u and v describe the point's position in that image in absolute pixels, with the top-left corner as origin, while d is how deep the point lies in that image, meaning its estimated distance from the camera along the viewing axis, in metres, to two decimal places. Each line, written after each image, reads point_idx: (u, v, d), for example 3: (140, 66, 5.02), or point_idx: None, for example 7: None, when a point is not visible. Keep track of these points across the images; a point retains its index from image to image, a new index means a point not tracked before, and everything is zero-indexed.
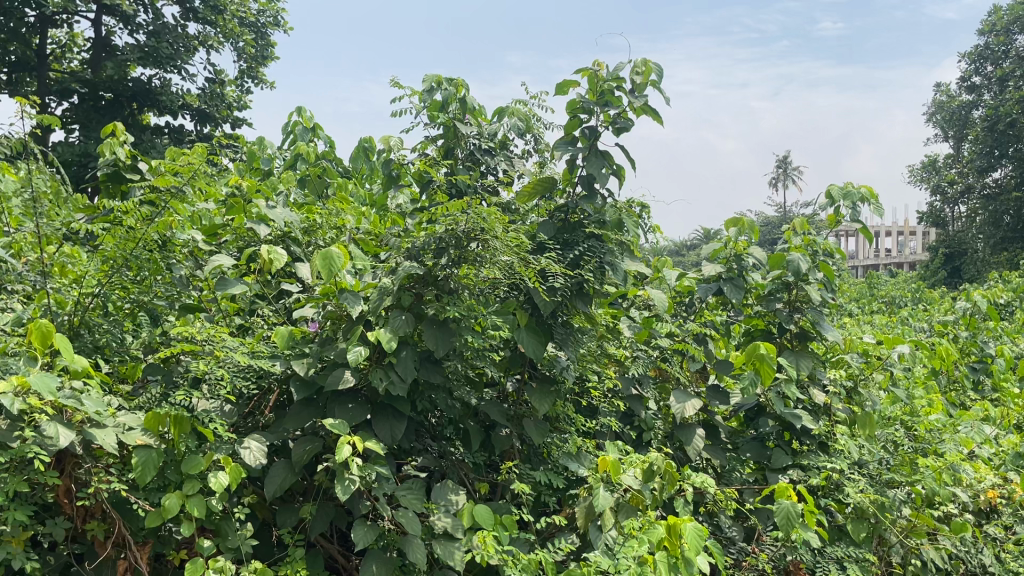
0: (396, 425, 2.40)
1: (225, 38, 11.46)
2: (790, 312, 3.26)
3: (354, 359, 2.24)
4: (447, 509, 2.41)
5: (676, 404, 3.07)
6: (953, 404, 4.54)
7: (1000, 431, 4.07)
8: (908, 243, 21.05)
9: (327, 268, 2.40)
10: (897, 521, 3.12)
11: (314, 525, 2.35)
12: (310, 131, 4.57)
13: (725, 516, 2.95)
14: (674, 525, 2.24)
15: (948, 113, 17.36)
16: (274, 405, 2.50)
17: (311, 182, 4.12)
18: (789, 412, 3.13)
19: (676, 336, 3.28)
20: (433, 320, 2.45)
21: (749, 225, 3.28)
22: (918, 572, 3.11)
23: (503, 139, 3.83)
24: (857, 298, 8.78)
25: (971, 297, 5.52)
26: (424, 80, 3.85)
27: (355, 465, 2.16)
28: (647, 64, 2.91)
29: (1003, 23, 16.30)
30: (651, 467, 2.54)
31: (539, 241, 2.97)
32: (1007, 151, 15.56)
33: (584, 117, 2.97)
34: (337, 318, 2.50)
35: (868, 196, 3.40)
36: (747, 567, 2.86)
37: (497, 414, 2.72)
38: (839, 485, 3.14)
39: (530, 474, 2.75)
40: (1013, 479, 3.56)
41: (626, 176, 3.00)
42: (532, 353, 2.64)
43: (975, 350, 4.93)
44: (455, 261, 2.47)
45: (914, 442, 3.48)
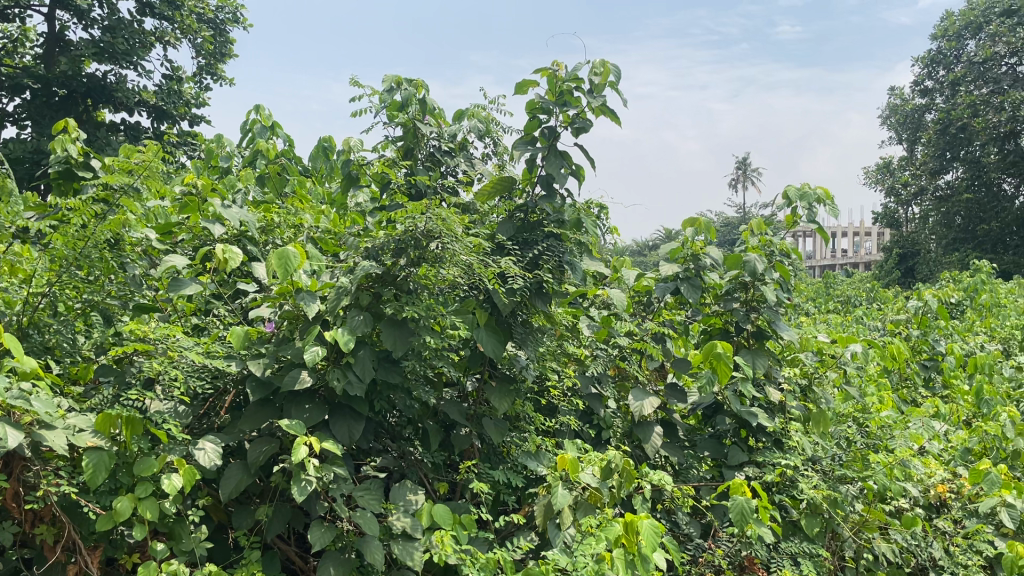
0: (354, 425, 2.39)
1: (182, 34, 11.28)
2: (746, 311, 3.30)
3: (311, 359, 2.22)
4: (406, 509, 2.41)
5: (635, 402, 3.09)
6: (905, 402, 4.63)
7: (950, 427, 4.16)
8: (864, 244, 21.46)
9: (282, 268, 2.37)
10: (849, 517, 3.19)
11: (270, 527, 2.32)
12: (269, 129, 4.52)
13: (682, 513, 2.98)
14: (630, 522, 2.25)
15: (902, 117, 17.69)
16: (229, 406, 2.47)
17: (270, 180, 4.08)
18: (745, 409, 3.15)
19: (634, 336, 3.31)
20: (391, 320, 2.44)
21: (706, 225, 3.31)
22: (871, 566, 3.17)
23: (463, 141, 3.85)
24: (812, 298, 8.94)
25: (922, 297, 5.64)
26: (384, 80, 3.83)
27: (312, 465, 2.14)
28: (605, 65, 2.93)
29: (955, 28, 16.60)
30: (609, 464, 2.55)
31: (498, 242, 2.98)
32: (959, 154, 15.87)
33: (543, 117, 2.98)
34: (294, 318, 2.46)
35: (824, 196, 3.45)
36: (704, 563, 2.89)
37: (456, 414, 2.73)
38: (793, 481, 3.17)
39: (489, 474, 2.75)
40: (962, 474, 3.64)
41: (585, 176, 3.02)
42: (491, 352, 2.64)
43: (926, 348, 5.09)
44: (414, 261, 2.47)
45: (865, 439, 3.55)
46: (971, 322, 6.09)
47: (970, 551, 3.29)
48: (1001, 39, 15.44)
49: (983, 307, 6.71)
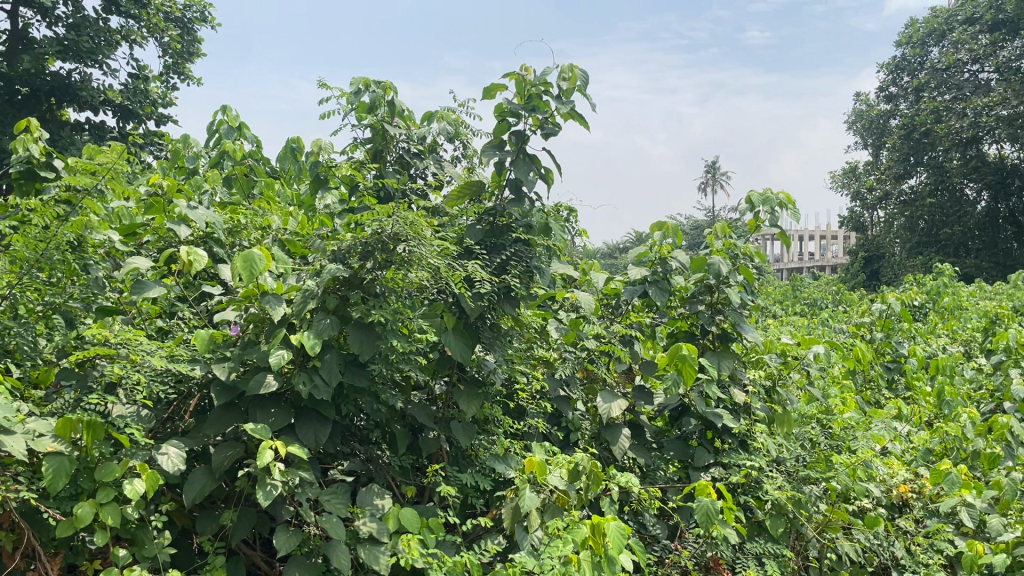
0: (320, 430, 2.38)
1: (149, 33, 11.13)
2: (711, 314, 3.32)
3: (277, 362, 2.21)
4: (373, 514, 2.40)
5: (603, 404, 3.11)
6: (869, 403, 4.70)
7: (912, 429, 4.23)
8: (831, 247, 21.73)
9: (247, 271, 2.33)
10: (813, 517, 3.23)
11: (235, 532, 2.30)
12: (236, 130, 4.48)
13: (649, 515, 3.01)
14: (598, 523, 2.26)
15: (867, 122, 17.94)
16: (193, 410, 2.45)
17: (237, 181, 4.04)
18: (711, 411, 3.19)
19: (602, 338, 3.33)
20: (359, 324, 2.43)
21: (673, 228, 3.36)
22: (834, 565, 3.21)
23: (432, 144, 3.85)
24: (779, 301, 9.05)
25: (885, 300, 5.73)
26: (352, 82, 3.81)
27: (277, 470, 2.13)
28: (573, 69, 2.95)
29: (919, 35, 16.66)
30: (576, 466, 2.57)
31: (466, 246, 2.98)
32: (922, 159, 16.11)
33: (512, 121, 2.99)
34: (260, 321, 2.44)
35: (785, 201, 3.50)
36: (670, 564, 2.91)
37: (423, 417, 2.72)
38: (758, 483, 3.20)
39: (456, 477, 2.75)
40: (923, 474, 3.71)
41: (553, 180, 3.03)
42: (460, 355, 2.62)
43: (889, 350, 5.19)
44: (381, 264, 2.46)
45: (829, 440, 3.60)
46: (934, 325, 6.20)
47: (930, 550, 3.34)
48: (964, 47, 15.71)
49: (945, 310, 6.82)
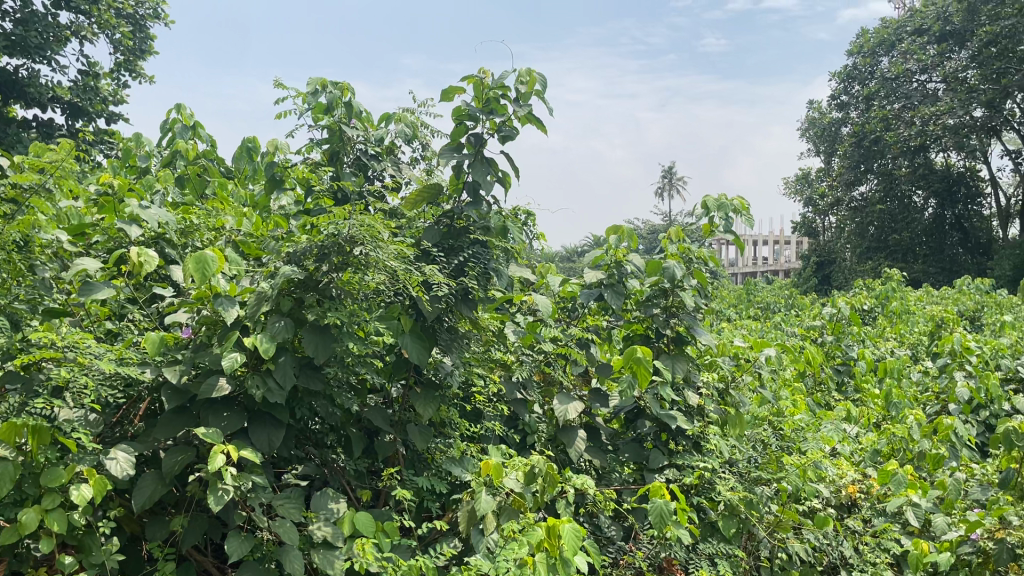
0: (274, 434, 2.35)
1: (100, 29, 10.90)
2: (665, 317, 3.35)
3: (230, 365, 2.18)
4: (327, 518, 2.38)
5: (559, 406, 3.12)
6: (819, 405, 4.78)
7: (860, 430, 4.32)
8: (784, 252, 22.09)
9: (200, 272, 2.30)
10: (764, 517, 3.29)
11: (185, 538, 2.26)
12: (190, 129, 4.41)
13: (604, 517, 3.04)
14: (552, 526, 2.22)
15: (819, 129, 18.26)
16: (144, 414, 2.42)
17: (190, 182, 3.98)
18: (665, 413, 3.21)
19: (559, 341, 3.35)
20: (314, 326, 2.40)
21: (628, 232, 3.37)
22: (784, 565, 3.26)
23: (390, 145, 3.83)
24: (733, 304, 9.18)
25: (836, 304, 5.85)
26: (309, 82, 3.78)
27: (229, 475, 2.10)
28: (531, 74, 2.96)
29: (870, 45, 16.86)
30: (532, 469, 2.58)
31: (423, 248, 2.97)
32: (873, 167, 16.43)
33: (470, 124, 2.99)
34: (212, 323, 2.40)
35: (740, 207, 3.55)
36: (625, 565, 2.93)
37: (380, 421, 2.70)
38: (710, 484, 3.25)
39: (412, 481, 2.74)
40: (871, 475, 3.79)
41: (511, 184, 3.04)
42: (416, 358, 2.61)
43: (839, 353, 5.30)
44: (337, 266, 2.45)
45: (780, 441, 3.67)
46: (882, 329, 6.32)
47: (878, 549, 3.42)
48: (912, 57, 16.03)
49: (894, 314, 6.97)
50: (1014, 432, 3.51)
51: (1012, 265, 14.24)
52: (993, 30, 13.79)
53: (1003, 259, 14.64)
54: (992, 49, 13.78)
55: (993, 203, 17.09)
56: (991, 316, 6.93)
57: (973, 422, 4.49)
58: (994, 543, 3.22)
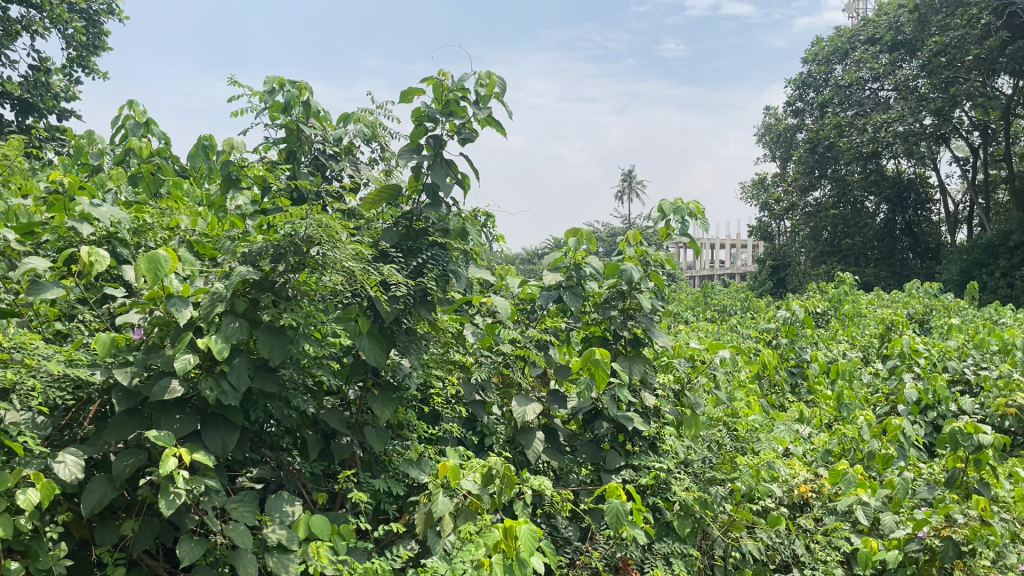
0: (227, 436, 2.32)
1: (51, 23, 10.64)
2: (623, 319, 3.37)
3: (182, 367, 2.15)
4: (282, 521, 2.36)
5: (518, 408, 3.13)
6: (773, 406, 4.86)
7: (812, 431, 4.40)
8: (741, 256, 22.39)
9: (152, 272, 2.26)
10: (719, 517, 3.33)
11: (136, 542, 2.23)
12: (142, 125, 4.34)
13: (561, 517, 3.05)
14: (509, 527, 2.23)
15: (775, 136, 18.52)
16: (94, 416, 2.37)
17: (143, 180, 3.89)
18: (622, 414, 3.24)
19: (518, 343, 3.36)
20: (269, 327, 2.38)
21: (587, 235, 3.41)
22: (738, 564, 3.31)
23: (349, 146, 3.81)
24: (690, 307, 9.28)
25: (790, 307, 5.97)
26: (266, 81, 3.74)
27: (181, 478, 2.07)
28: (490, 77, 2.97)
29: (824, 52, 17.17)
30: (490, 471, 2.58)
31: (381, 249, 2.96)
32: (827, 172, 16.47)
33: (429, 126, 2.99)
34: (165, 325, 2.36)
35: (695, 211, 3.60)
36: (581, 566, 2.95)
37: (336, 423, 2.69)
38: (666, 485, 3.28)
39: (369, 483, 2.73)
40: (822, 475, 3.86)
41: (470, 186, 3.05)
42: (374, 360, 2.60)
43: (793, 355, 5.39)
44: (293, 267, 2.43)
45: (734, 442, 3.74)
46: (835, 332, 6.44)
47: (829, 547, 3.49)
48: (865, 66, 16.32)
49: (846, 317, 7.11)
50: (960, 431, 3.58)
51: (959, 270, 14.62)
52: (943, 41, 14.07)
53: (950, 263, 15.03)
54: (941, 59, 14.05)
55: (942, 209, 17.53)
56: (939, 320, 7.11)
57: (921, 422, 4.60)
58: (940, 541, 3.31)
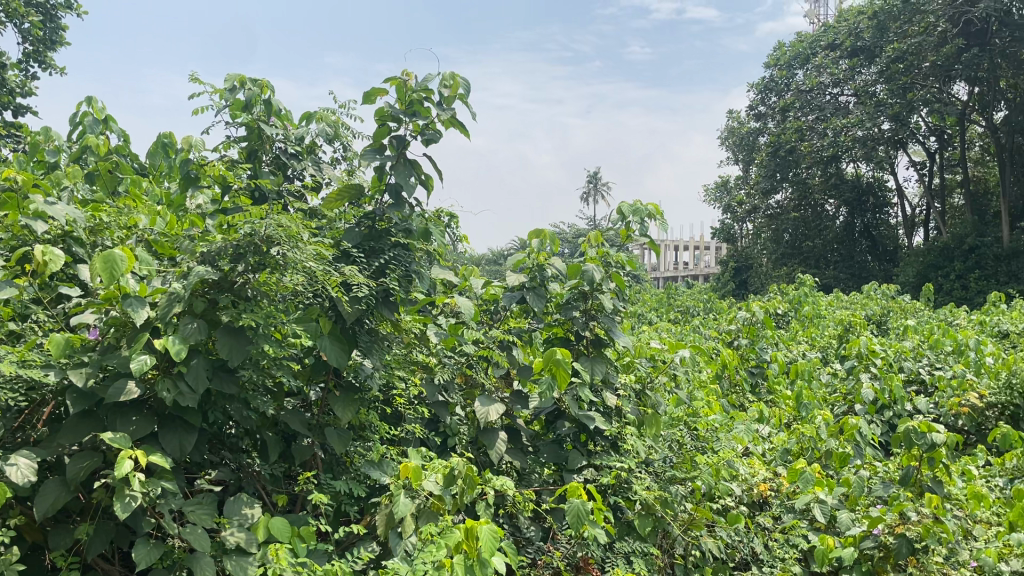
0: (185, 438, 2.29)
1: (6, 18, 10.42)
2: (585, 319, 3.38)
3: (138, 368, 2.12)
4: (241, 523, 2.34)
5: (481, 408, 3.13)
6: (733, 406, 4.92)
7: (771, 430, 4.47)
8: (705, 257, 22.63)
9: (108, 271, 2.22)
10: (679, 516, 3.36)
11: (91, 546, 2.19)
12: (101, 122, 4.27)
13: (523, 517, 3.06)
14: (470, 528, 2.23)
15: (738, 139, 18.73)
16: (48, 418, 2.33)
17: (101, 178, 3.78)
18: (584, 413, 3.25)
19: (480, 344, 3.36)
20: (227, 328, 2.36)
21: (550, 237, 3.45)
22: (697, 562, 3.34)
23: (311, 144, 3.79)
24: (653, 307, 9.36)
25: (751, 308, 6.05)
26: (226, 79, 3.71)
27: (137, 480, 2.04)
28: (454, 77, 2.97)
29: (786, 57, 17.40)
30: (452, 471, 2.60)
31: (343, 249, 2.94)
32: (787, 176, 16.65)
33: (392, 126, 2.98)
34: (121, 325, 2.33)
35: (655, 213, 3.64)
36: (542, 565, 2.96)
37: (297, 425, 2.67)
38: (628, 484, 3.31)
39: (330, 484, 2.72)
40: (781, 474, 3.92)
41: (433, 186, 3.04)
42: (335, 361, 2.58)
43: (753, 356, 5.47)
44: (253, 267, 2.41)
45: (694, 441, 3.78)
46: (795, 333, 6.54)
47: (786, 545, 3.54)
48: (825, 71, 16.56)
49: (806, 319, 7.22)
50: (914, 430, 3.65)
51: (915, 272, 14.94)
52: (900, 47, 14.33)
53: (907, 265, 15.34)
54: (899, 66, 14.32)
55: (900, 212, 17.88)
56: (896, 321, 7.25)
57: (877, 421, 4.69)
58: (894, 538, 3.40)
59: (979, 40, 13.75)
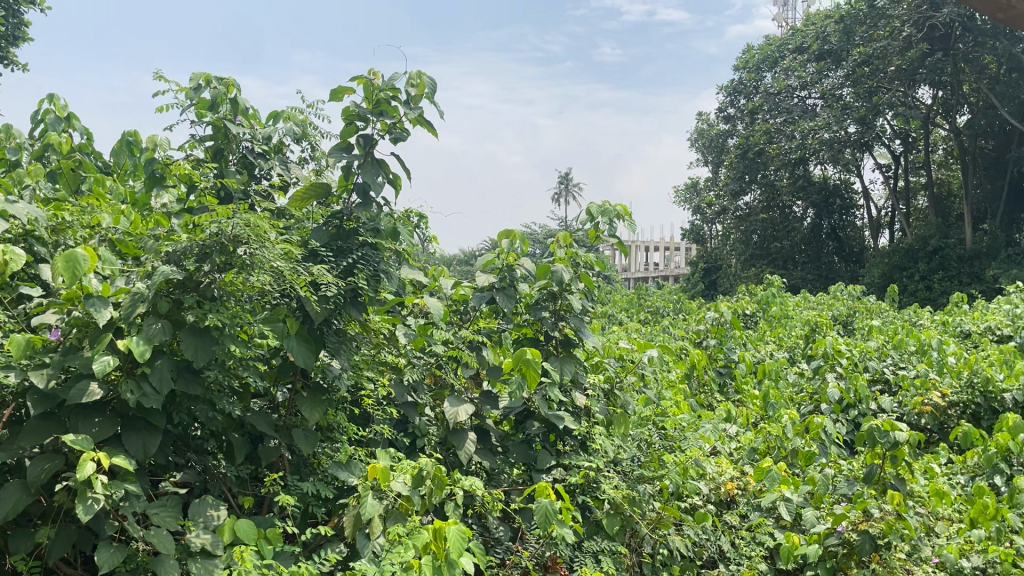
0: (149, 440, 2.26)
1: None
2: (554, 319, 3.39)
3: (101, 369, 2.09)
4: (206, 526, 2.32)
5: (449, 409, 3.12)
6: (701, 406, 4.97)
7: (739, 429, 4.51)
8: (675, 258, 22.79)
9: (70, 271, 2.19)
10: (647, 515, 3.37)
11: (52, 550, 2.16)
12: (63, 120, 4.20)
13: (492, 517, 3.06)
14: (438, 529, 2.23)
15: (707, 141, 18.88)
16: (9, 420, 2.29)
17: (63, 177, 3.73)
18: (553, 413, 3.26)
19: (450, 344, 3.36)
20: (192, 328, 2.33)
21: (520, 237, 3.45)
22: (665, 560, 3.36)
23: (279, 144, 3.77)
24: (624, 308, 9.42)
25: (719, 309, 6.12)
26: (192, 77, 3.67)
27: (100, 483, 2.01)
28: (421, 77, 2.97)
29: (754, 60, 17.56)
30: (420, 472, 2.56)
31: (311, 249, 2.93)
32: (756, 177, 16.88)
33: (360, 125, 2.97)
34: (84, 325, 2.30)
35: (623, 213, 3.66)
36: (511, 565, 2.97)
37: (263, 426, 2.65)
38: (596, 483, 3.32)
39: (297, 486, 2.70)
40: (748, 472, 3.97)
41: (401, 186, 3.04)
42: (302, 362, 2.54)
43: (721, 356, 5.53)
44: (218, 267, 2.38)
45: (663, 440, 3.81)
46: (763, 334, 6.62)
47: (753, 542, 3.58)
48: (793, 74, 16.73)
49: (774, 319, 7.30)
50: (877, 429, 3.69)
51: (880, 272, 15.17)
52: (866, 51, 14.55)
53: (873, 266, 15.57)
54: (864, 69, 14.54)
55: (866, 214, 18.15)
56: (861, 322, 7.37)
57: (842, 420, 4.75)
58: (857, 534, 3.45)
59: (942, 45, 14.01)
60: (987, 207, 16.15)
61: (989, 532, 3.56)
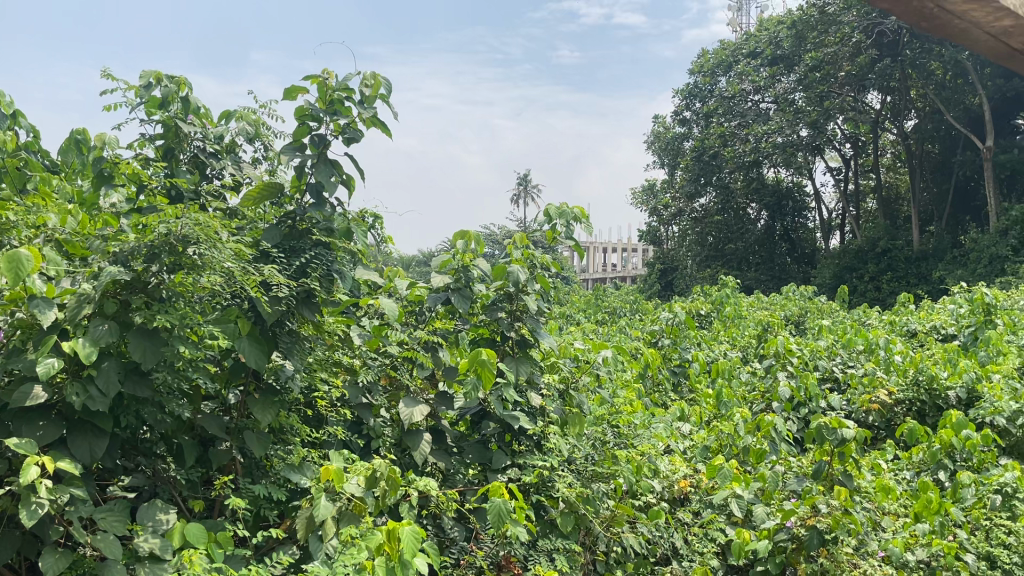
0: (96, 443, 2.23)
1: None
2: (510, 320, 3.40)
3: (45, 372, 2.05)
4: (155, 530, 2.29)
5: (404, 409, 3.12)
6: (654, 404, 5.03)
7: (692, 427, 4.58)
8: (632, 259, 23.00)
9: (12, 271, 2.13)
10: (601, 513, 3.40)
11: None
12: (8, 117, 4.11)
13: (447, 518, 3.07)
14: (391, 529, 2.22)
15: (664, 144, 19.06)
16: None
17: (8, 175, 3.65)
18: (508, 413, 3.27)
19: (405, 345, 3.36)
20: (140, 329, 2.30)
21: (475, 237, 3.46)
22: (619, 558, 3.40)
23: (231, 143, 3.74)
24: (582, 307, 9.49)
25: (672, 309, 6.25)
26: (142, 75, 3.62)
27: (44, 487, 1.97)
28: (375, 77, 2.97)
29: (709, 64, 17.76)
30: (374, 473, 2.56)
31: (262, 249, 2.90)
32: (711, 180, 17.22)
33: (313, 125, 2.96)
34: (28, 327, 2.26)
35: (579, 215, 3.69)
36: (466, 565, 2.97)
37: (214, 428, 2.62)
38: (550, 482, 3.34)
39: (249, 489, 2.68)
40: (700, 470, 4.03)
41: (355, 186, 3.03)
42: (253, 362, 2.53)
43: (676, 355, 5.64)
44: (167, 267, 2.35)
45: (617, 439, 3.85)
46: (717, 334, 6.73)
47: (705, 539, 3.63)
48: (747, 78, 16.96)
49: (727, 319, 7.41)
50: (825, 426, 3.78)
51: (831, 274, 15.49)
52: (818, 56, 14.83)
53: (824, 268, 15.90)
54: (816, 75, 14.82)
55: (818, 217, 18.51)
56: (813, 321, 7.52)
57: (793, 419, 4.84)
58: (805, 530, 3.48)
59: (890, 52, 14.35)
60: (934, 210, 16.58)
61: (933, 526, 3.66)
